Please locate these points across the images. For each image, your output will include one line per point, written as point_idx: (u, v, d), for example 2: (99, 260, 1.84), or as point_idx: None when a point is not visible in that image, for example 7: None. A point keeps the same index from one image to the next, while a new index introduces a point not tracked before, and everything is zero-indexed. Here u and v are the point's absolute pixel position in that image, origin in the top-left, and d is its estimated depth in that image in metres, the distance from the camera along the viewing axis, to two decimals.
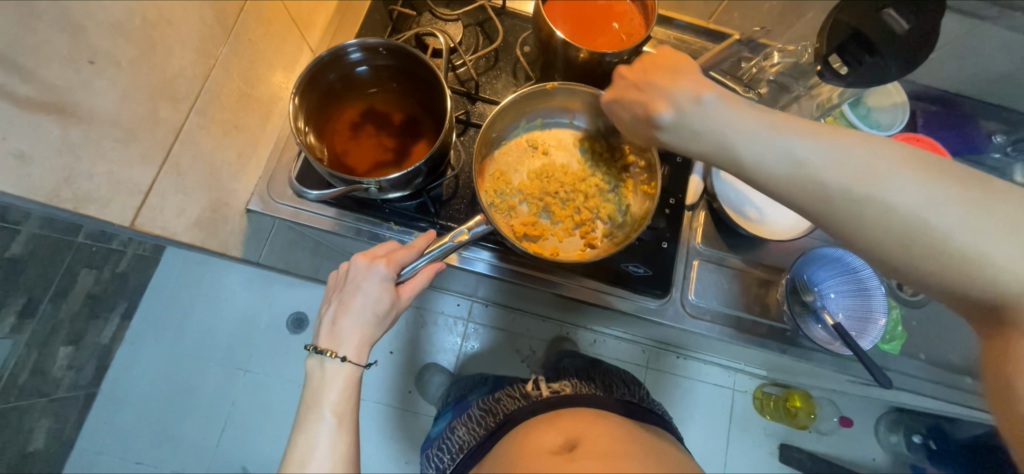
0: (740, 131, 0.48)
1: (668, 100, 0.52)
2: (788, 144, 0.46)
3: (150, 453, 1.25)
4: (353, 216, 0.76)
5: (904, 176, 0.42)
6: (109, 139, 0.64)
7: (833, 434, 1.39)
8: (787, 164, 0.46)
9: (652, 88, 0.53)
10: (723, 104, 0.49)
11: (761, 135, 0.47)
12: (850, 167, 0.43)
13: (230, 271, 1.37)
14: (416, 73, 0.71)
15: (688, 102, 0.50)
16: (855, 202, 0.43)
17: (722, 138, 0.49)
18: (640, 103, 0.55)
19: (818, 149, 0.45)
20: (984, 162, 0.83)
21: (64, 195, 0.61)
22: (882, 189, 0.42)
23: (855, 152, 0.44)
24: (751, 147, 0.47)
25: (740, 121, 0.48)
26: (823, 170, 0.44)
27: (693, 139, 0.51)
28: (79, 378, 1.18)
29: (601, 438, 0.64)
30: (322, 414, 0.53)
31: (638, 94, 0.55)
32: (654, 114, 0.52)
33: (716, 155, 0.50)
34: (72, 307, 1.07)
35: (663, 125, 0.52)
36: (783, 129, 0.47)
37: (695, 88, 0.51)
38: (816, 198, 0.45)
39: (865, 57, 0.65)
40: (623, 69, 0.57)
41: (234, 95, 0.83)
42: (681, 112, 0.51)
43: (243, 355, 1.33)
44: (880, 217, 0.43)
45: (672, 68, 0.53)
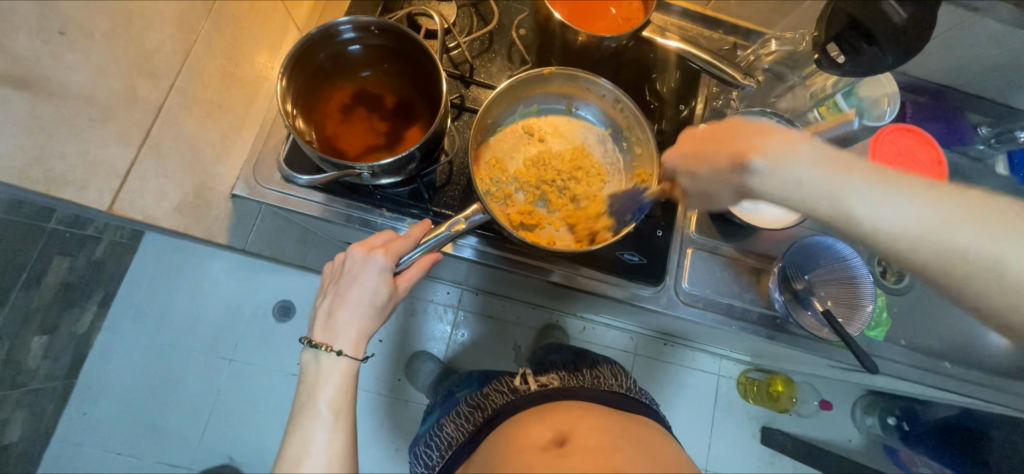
0: (848, 190, 0.41)
1: (767, 148, 0.41)
2: (902, 205, 0.41)
3: (132, 444, 1.22)
4: (344, 202, 0.74)
5: (1013, 232, 0.40)
6: (83, 118, 0.61)
7: (812, 417, 1.43)
8: (908, 228, 0.41)
9: (739, 135, 0.43)
10: (816, 162, 0.41)
11: (867, 190, 0.41)
12: (957, 220, 0.40)
13: (213, 258, 1.33)
14: (410, 55, 0.68)
15: (788, 156, 0.41)
16: (971, 267, 0.41)
17: (828, 195, 0.41)
18: (724, 153, 0.44)
19: (922, 205, 0.41)
20: (967, 152, 0.84)
21: (36, 176, 0.58)
22: (995, 250, 0.40)
23: (955, 206, 0.41)
24: (860, 205, 0.41)
25: (844, 178, 0.41)
26: (942, 233, 0.40)
27: (790, 193, 0.42)
28: (55, 368, 1.14)
29: (590, 431, 0.65)
30: (318, 410, 0.52)
31: (718, 144, 0.45)
32: (746, 161, 0.42)
33: (825, 210, 0.42)
34: (47, 296, 1.02)
35: (759, 174, 0.42)
36: (898, 189, 0.41)
37: (780, 140, 0.42)
38: (942, 261, 0.41)
39: (862, 44, 0.65)
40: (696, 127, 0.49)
41: (217, 74, 0.79)
42: (778, 161, 0.41)
43: (228, 344, 1.30)
44: (993, 278, 0.41)
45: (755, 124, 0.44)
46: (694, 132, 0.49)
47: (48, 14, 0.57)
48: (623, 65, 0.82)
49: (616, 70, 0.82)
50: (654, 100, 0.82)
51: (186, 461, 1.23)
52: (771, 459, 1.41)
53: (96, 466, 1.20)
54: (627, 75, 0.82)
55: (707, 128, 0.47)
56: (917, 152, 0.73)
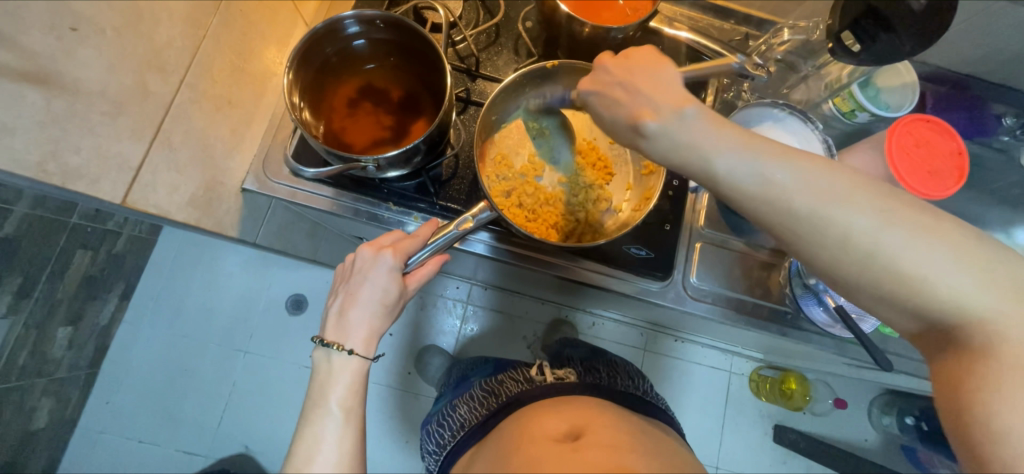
0: (714, 142, 0.43)
1: (657, 110, 0.45)
2: (755, 163, 0.42)
3: (152, 431, 1.26)
4: (352, 196, 0.74)
5: (863, 204, 0.39)
6: (96, 113, 0.63)
7: (827, 416, 1.41)
8: (834, 222, 0.40)
9: (637, 92, 0.46)
10: (740, 138, 0.43)
11: (809, 188, 0.41)
12: (908, 235, 0.38)
13: (229, 252, 1.36)
14: (415, 48, 0.69)
15: (675, 114, 0.44)
16: (815, 225, 0.40)
17: (764, 184, 0.42)
18: (621, 108, 0.47)
19: (869, 213, 0.39)
20: (992, 144, 0.80)
21: (52, 171, 0.59)
22: (840, 213, 0.39)
23: (914, 223, 0.39)
24: (798, 199, 0.41)
25: (783, 171, 0.41)
26: (785, 191, 0.41)
27: (675, 155, 0.45)
28: (79, 357, 1.18)
29: (604, 428, 0.65)
30: (329, 408, 0.52)
31: (615, 100, 0.48)
32: (640, 122, 0.45)
33: (689, 167, 0.45)
34: (69, 288, 1.07)
35: (648, 135, 0.46)
36: (756, 148, 0.42)
37: (674, 101, 0.45)
38: (781, 216, 0.41)
39: (879, 34, 0.63)
40: (607, 60, 0.49)
41: (227, 69, 0.81)
42: (665, 123, 0.45)
43: (242, 337, 1.33)
44: (835, 238, 0.40)
45: (658, 75, 0.46)
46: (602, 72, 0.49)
47: (61, 11, 0.59)
48: (630, 56, 0.81)
49: None
50: None
51: (203, 450, 1.26)
52: (784, 457, 1.39)
53: (119, 453, 1.24)
54: None
55: (618, 65, 0.48)
56: (936, 141, 0.70)
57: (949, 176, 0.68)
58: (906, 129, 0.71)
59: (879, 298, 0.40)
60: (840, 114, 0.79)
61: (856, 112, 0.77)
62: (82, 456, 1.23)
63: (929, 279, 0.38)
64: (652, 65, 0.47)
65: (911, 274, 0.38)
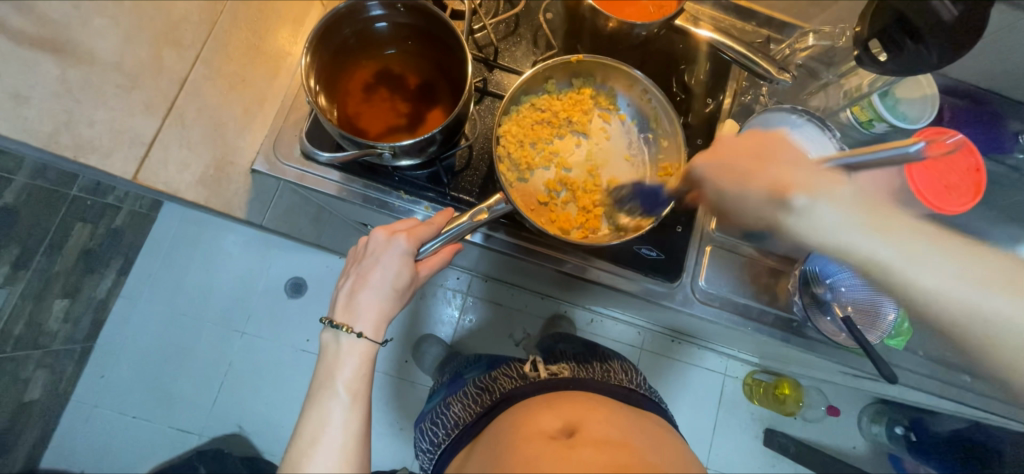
0: (863, 225, 0.47)
1: (804, 184, 0.50)
2: (919, 249, 0.46)
3: (146, 408, 1.26)
4: (362, 183, 0.73)
5: (980, 272, 0.45)
6: (111, 85, 0.64)
7: (819, 422, 1.42)
8: (942, 287, 0.45)
9: (779, 164, 0.52)
10: (857, 206, 0.48)
11: (900, 247, 0.46)
12: (1013, 286, 0.44)
13: (228, 232, 1.34)
14: (436, 35, 0.67)
15: (829, 193, 0.49)
16: (973, 316, 0.45)
17: (868, 247, 0.47)
18: (763, 175, 0.52)
19: (968, 273, 0.45)
20: (1006, 161, 0.79)
21: (64, 142, 0.60)
22: (968, 291, 0.45)
23: (1007, 279, 0.44)
24: (898, 258, 0.46)
25: (887, 233, 0.47)
26: (941, 284, 0.45)
27: (823, 233, 0.49)
28: (75, 331, 1.17)
29: (599, 424, 0.65)
30: (335, 390, 0.51)
31: (748, 173, 0.53)
32: (785, 194, 0.50)
33: (857, 258, 0.48)
34: (67, 261, 1.06)
35: (795, 209, 0.50)
36: (943, 249, 0.45)
37: (818, 177, 0.50)
38: (956, 319, 0.46)
39: (905, 41, 0.63)
40: (745, 137, 0.56)
41: (240, 47, 0.80)
42: (816, 196, 0.49)
43: (241, 318, 1.33)
44: (989, 323, 0.45)
45: (786, 151, 0.53)
46: (731, 144, 0.55)
47: None
48: (650, 53, 0.80)
49: (642, 60, 0.80)
50: (681, 92, 0.80)
51: (197, 428, 1.26)
52: (773, 461, 1.41)
53: (112, 427, 1.24)
54: (654, 66, 0.80)
55: (744, 140, 0.55)
56: (952, 155, 0.70)
57: (965, 191, 0.68)
58: (927, 142, 0.70)
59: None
60: (856, 124, 0.79)
61: (874, 122, 0.76)
62: (75, 430, 1.22)
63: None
64: (776, 141, 0.54)
65: None
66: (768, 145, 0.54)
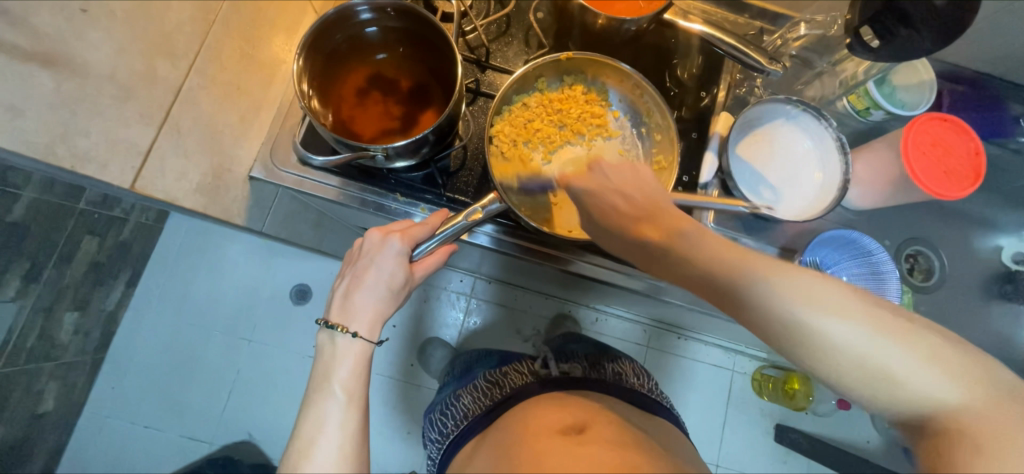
0: (701, 252, 0.46)
1: (661, 226, 0.50)
2: (744, 269, 0.43)
3: (156, 417, 1.27)
4: (358, 187, 0.74)
5: (786, 275, 0.41)
6: (105, 97, 0.67)
7: (830, 416, 1.40)
8: (778, 297, 0.40)
9: (624, 193, 0.54)
10: (702, 238, 0.47)
11: (765, 270, 0.42)
12: (800, 290, 0.39)
13: (233, 241, 1.36)
14: (425, 37, 0.68)
15: (694, 233, 0.47)
16: (806, 336, 0.39)
17: (705, 270, 0.45)
18: (625, 203, 0.54)
19: (795, 284, 0.40)
20: (1008, 145, 0.79)
21: (60, 153, 0.63)
22: (804, 304, 0.39)
23: (791, 285, 0.40)
24: (762, 278, 0.41)
25: (726, 257, 0.44)
26: (779, 303, 0.40)
27: (684, 264, 0.47)
28: (86, 343, 1.19)
29: (611, 425, 0.65)
30: (332, 391, 0.51)
31: (619, 210, 0.54)
32: (643, 235, 0.51)
33: (703, 282, 0.45)
34: (76, 275, 1.08)
35: (658, 249, 0.50)
36: (769, 268, 0.41)
37: (673, 219, 0.50)
38: (774, 325, 0.40)
39: (897, 28, 0.62)
40: (606, 165, 0.56)
41: (235, 55, 0.82)
42: (668, 233, 0.49)
43: (247, 326, 1.34)
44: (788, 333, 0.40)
45: (644, 185, 0.54)
46: (600, 175, 0.56)
47: None
48: (642, 48, 0.80)
49: (633, 55, 0.80)
50: (674, 86, 0.80)
51: (206, 436, 1.27)
52: (785, 457, 1.39)
53: (122, 437, 1.26)
54: (646, 61, 0.80)
55: (614, 170, 0.56)
56: (949, 142, 0.69)
57: (964, 176, 0.68)
58: (923, 128, 0.69)
59: (871, 399, 0.38)
60: (853, 112, 0.78)
61: (870, 110, 0.76)
62: (86, 442, 1.24)
63: (941, 380, 0.36)
64: (633, 171, 0.55)
65: (844, 348, 0.38)
66: (631, 172, 0.55)
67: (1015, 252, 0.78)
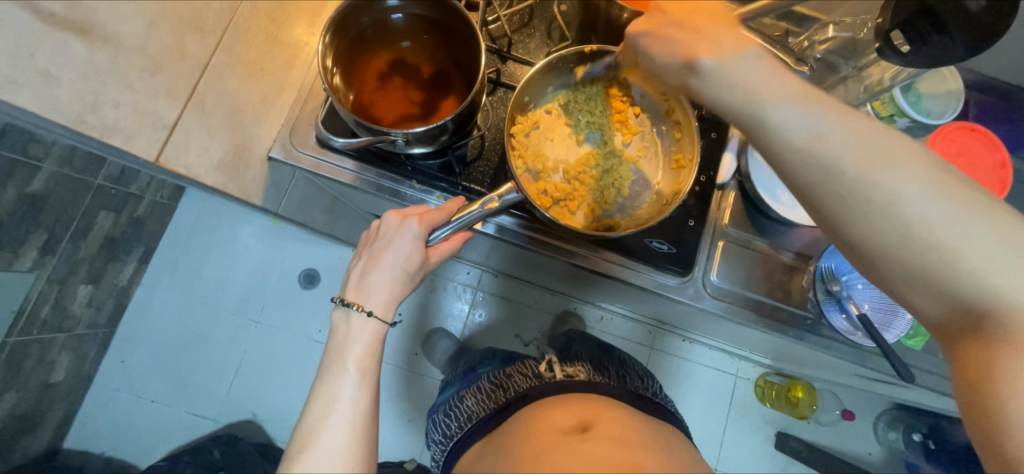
0: (769, 95, 0.40)
1: (715, 47, 0.42)
2: (824, 126, 0.39)
3: (163, 392, 1.29)
4: (375, 172, 0.74)
5: (839, 123, 0.39)
6: (135, 69, 0.67)
7: (832, 426, 1.39)
8: (822, 147, 0.39)
9: (692, 28, 0.44)
10: (758, 67, 0.41)
11: (803, 110, 0.39)
12: (858, 141, 0.38)
13: (245, 222, 1.37)
14: (450, 24, 0.68)
15: (735, 54, 0.42)
16: (845, 190, 0.38)
17: (752, 103, 0.41)
18: (676, 42, 0.45)
19: (843, 130, 0.39)
20: None
21: (90, 122, 0.62)
22: (843, 151, 0.38)
23: (846, 134, 0.38)
24: (786, 120, 0.40)
25: (776, 92, 0.40)
26: (825, 150, 0.38)
27: (728, 93, 0.42)
28: (98, 315, 1.21)
29: (614, 424, 0.65)
30: (346, 368, 0.52)
31: (673, 39, 0.45)
32: (694, 57, 0.43)
33: (747, 119, 0.41)
34: (91, 248, 1.09)
35: (701, 73, 0.43)
36: (818, 108, 0.39)
37: (733, 43, 0.42)
38: (816, 173, 0.39)
39: (931, 34, 0.61)
40: (666, 0, 0.46)
41: (260, 36, 0.83)
42: (720, 58, 0.42)
43: (255, 307, 1.35)
44: (851, 200, 0.38)
45: (710, 11, 0.44)
46: (659, 16, 0.47)
47: None
48: None
49: None
50: None
51: (212, 413, 1.29)
52: (784, 465, 1.38)
53: (129, 410, 1.28)
54: None
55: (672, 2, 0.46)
56: (979, 152, 0.68)
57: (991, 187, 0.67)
58: (950, 136, 0.69)
59: (903, 257, 0.37)
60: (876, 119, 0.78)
61: (895, 118, 0.76)
62: (94, 412, 1.26)
63: (979, 236, 0.35)
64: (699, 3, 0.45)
65: (893, 206, 0.37)
66: (697, 6, 0.45)
67: None
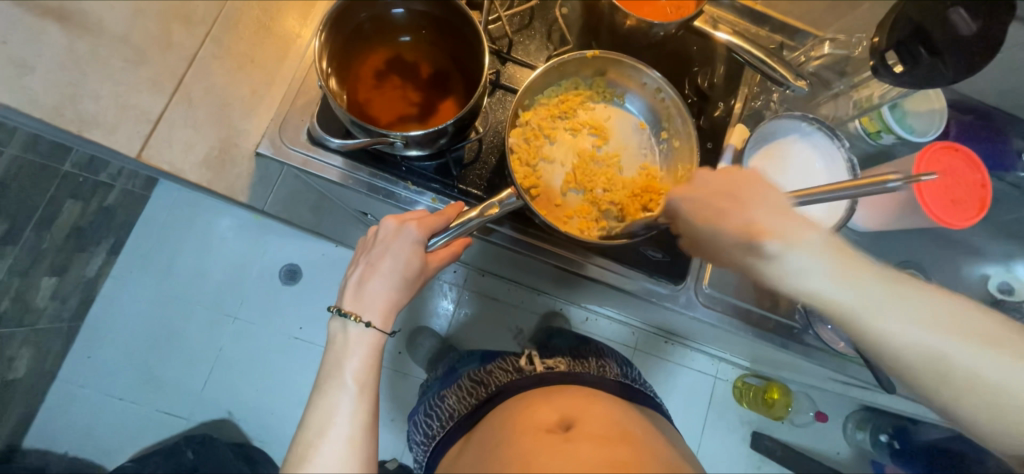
0: (851, 295, 0.43)
1: (777, 230, 0.45)
2: (910, 312, 0.42)
3: (133, 391, 1.24)
4: (369, 172, 0.72)
5: (938, 321, 0.42)
6: (117, 60, 0.67)
7: (806, 427, 1.44)
8: (925, 346, 0.42)
9: (747, 208, 0.46)
10: (820, 250, 0.44)
11: (898, 313, 0.43)
12: (960, 336, 0.42)
13: (223, 215, 1.32)
14: (451, 24, 0.66)
15: (798, 246, 0.44)
16: (958, 388, 0.42)
17: (837, 306, 0.44)
18: (735, 221, 0.46)
19: (935, 327, 0.42)
20: (1006, 178, 0.79)
21: (67, 116, 0.63)
22: (940, 349, 0.42)
23: (948, 325, 0.42)
24: (881, 324, 0.43)
25: (861, 294, 0.43)
26: (931, 349, 0.42)
27: (800, 287, 0.45)
28: (63, 309, 1.14)
29: (596, 419, 0.65)
30: (343, 381, 0.50)
31: (721, 215, 0.48)
32: (759, 241, 0.45)
33: (839, 318, 0.44)
34: (56, 239, 1.03)
35: (768, 255, 0.45)
36: (909, 303, 0.43)
37: (790, 221, 0.45)
38: (926, 369, 0.43)
39: (922, 53, 0.63)
40: (702, 176, 0.50)
41: (253, 26, 0.81)
42: (790, 243, 0.44)
43: (233, 302, 1.31)
44: (969, 391, 0.42)
45: (756, 191, 0.47)
46: (703, 181, 0.50)
47: None
48: (666, 53, 0.79)
49: (657, 59, 0.79)
50: (694, 94, 0.79)
51: (185, 413, 1.25)
52: (760, 463, 1.42)
53: (97, 410, 1.22)
54: (669, 66, 0.79)
55: (718, 178, 0.49)
56: (953, 177, 0.69)
57: (970, 205, 0.68)
58: (936, 156, 0.70)
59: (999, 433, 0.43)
60: (864, 134, 0.79)
61: (881, 134, 0.77)
62: (58, 412, 1.19)
63: None
64: (744, 178, 0.48)
65: (999, 392, 0.41)
66: (748, 184, 0.47)
67: (1001, 281, 0.78)
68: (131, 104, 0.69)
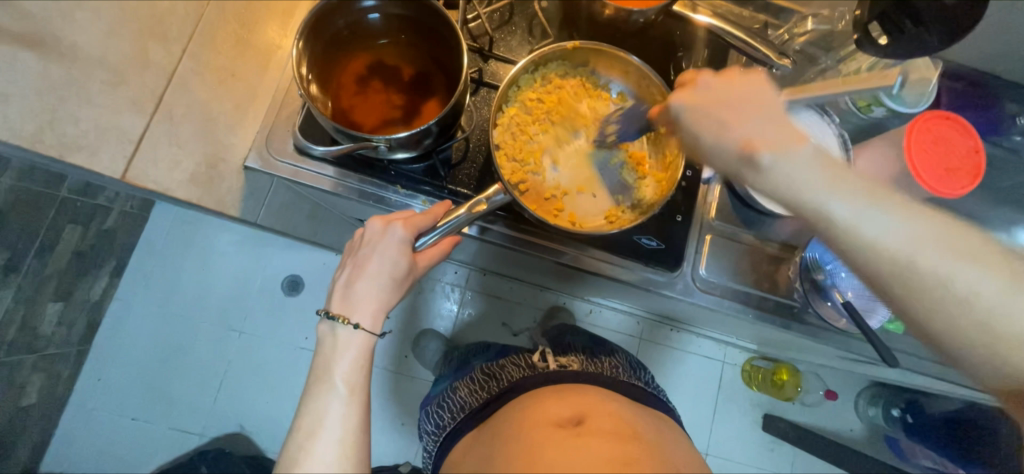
0: (852, 208, 0.40)
1: (770, 141, 0.41)
2: (910, 231, 0.39)
3: (145, 409, 1.25)
4: (358, 178, 0.72)
5: (941, 240, 0.39)
6: (97, 82, 0.68)
7: (817, 406, 1.43)
8: (923, 267, 0.39)
9: (745, 117, 0.42)
10: (816, 162, 0.40)
11: (898, 227, 0.39)
12: (960, 258, 0.39)
13: (222, 230, 1.33)
14: (429, 24, 0.66)
15: (796, 152, 0.40)
16: (948, 312, 0.40)
17: (834, 218, 0.40)
18: (728, 133, 0.42)
19: (937, 247, 0.39)
20: (1004, 143, 0.78)
21: (47, 140, 0.64)
22: (939, 269, 0.39)
23: (950, 244, 0.39)
24: (879, 238, 0.39)
25: (862, 205, 0.39)
26: (929, 268, 0.39)
27: (786, 193, 0.41)
28: (70, 334, 1.15)
29: (609, 417, 0.65)
30: (334, 384, 0.50)
31: (722, 125, 0.43)
32: (752, 151, 0.41)
33: (836, 236, 0.41)
34: (58, 264, 1.04)
35: (760, 168, 0.41)
36: (913, 221, 0.39)
37: (789, 135, 0.41)
38: (920, 293, 0.40)
39: (906, 23, 0.62)
40: (706, 78, 0.45)
41: (231, 39, 0.81)
42: (781, 155, 0.40)
43: (238, 316, 1.31)
44: (969, 318, 0.39)
45: (756, 95, 0.43)
46: (703, 88, 0.45)
47: None
48: (648, 40, 0.79)
49: (640, 46, 0.79)
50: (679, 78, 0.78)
51: (197, 428, 1.26)
52: (772, 445, 1.42)
53: (109, 430, 1.23)
54: (652, 53, 0.79)
55: (721, 81, 0.44)
56: (945, 145, 0.68)
57: (965, 174, 0.68)
58: (927, 125, 0.69)
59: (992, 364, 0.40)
60: (855, 109, 0.78)
61: (872, 107, 0.76)
62: (72, 434, 1.21)
63: None
64: (751, 82, 0.43)
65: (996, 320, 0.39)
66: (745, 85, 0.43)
67: None
68: (112, 125, 0.69)
